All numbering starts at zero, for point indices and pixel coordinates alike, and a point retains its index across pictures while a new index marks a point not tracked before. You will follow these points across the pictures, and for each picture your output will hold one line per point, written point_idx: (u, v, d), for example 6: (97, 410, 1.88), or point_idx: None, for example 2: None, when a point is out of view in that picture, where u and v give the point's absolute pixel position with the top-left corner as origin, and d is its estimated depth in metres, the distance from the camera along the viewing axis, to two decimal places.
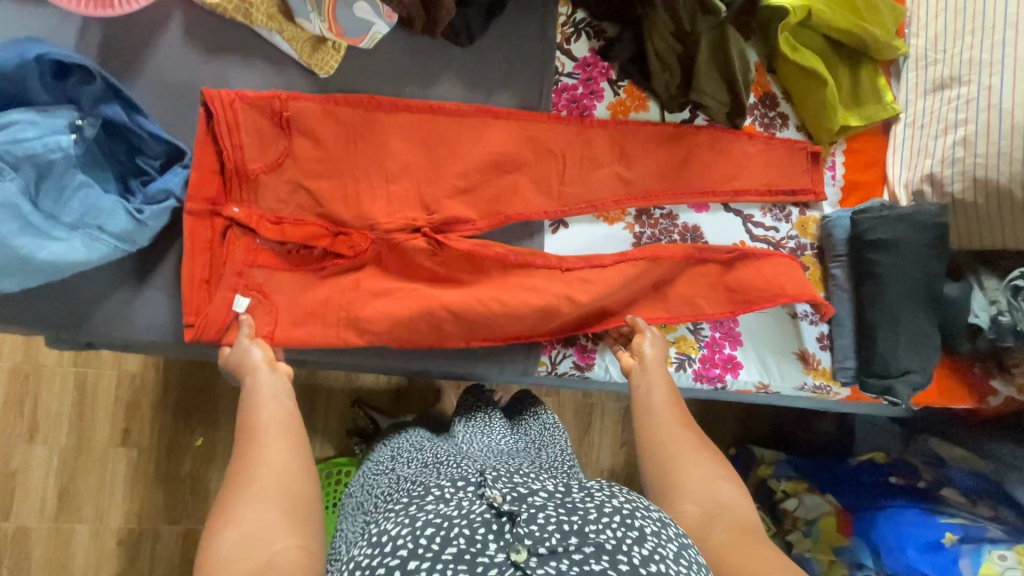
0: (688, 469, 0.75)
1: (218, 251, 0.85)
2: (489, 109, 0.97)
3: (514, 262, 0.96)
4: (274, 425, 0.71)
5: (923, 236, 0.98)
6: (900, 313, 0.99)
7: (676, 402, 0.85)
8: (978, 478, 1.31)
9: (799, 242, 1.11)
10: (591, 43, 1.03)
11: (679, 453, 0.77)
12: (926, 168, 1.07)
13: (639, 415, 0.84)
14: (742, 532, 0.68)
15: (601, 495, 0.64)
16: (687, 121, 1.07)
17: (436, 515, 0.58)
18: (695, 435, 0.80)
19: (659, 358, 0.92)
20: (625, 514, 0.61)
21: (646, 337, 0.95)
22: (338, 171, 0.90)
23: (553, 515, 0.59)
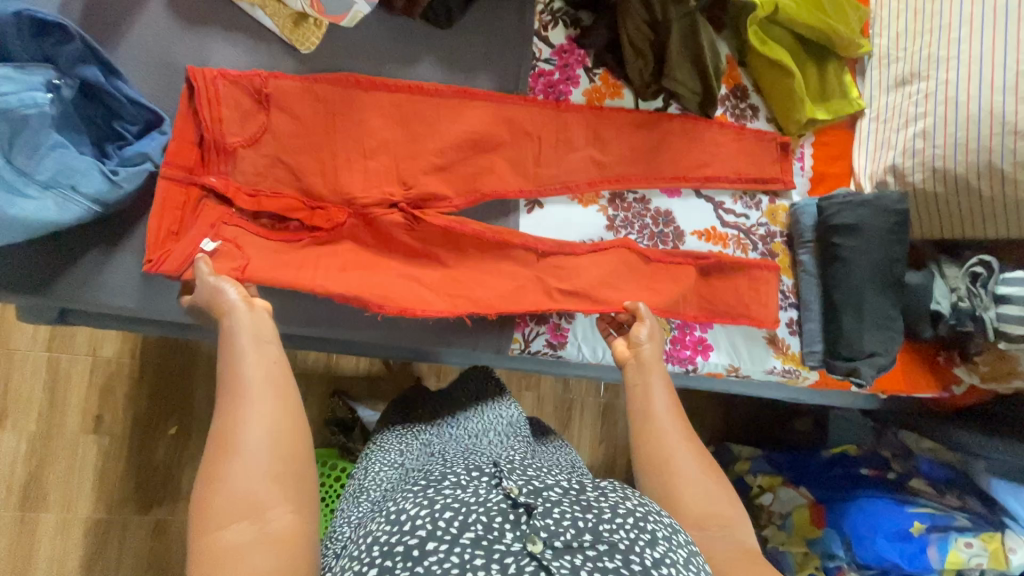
0: (693, 492, 0.73)
1: (190, 215, 0.85)
2: (467, 91, 0.99)
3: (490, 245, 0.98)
4: (266, 382, 0.67)
5: (885, 221, 1.02)
6: (863, 295, 1.02)
7: (677, 411, 0.80)
8: (945, 468, 1.35)
9: (769, 230, 1.14)
10: (568, 31, 1.06)
11: (682, 476, 0.74)
12: (890, 159, 1.11)
13: (638, 429, 0.79)
14: (748, 558, 0.70)
15: (615, 496, 0.65)
16: (660, 109, 1.10)
17: (455, 500, 0.59)
18: (698, 452, 0.77)
19: (657, 354, 0.86)
20: (638, 517, 0.62)
21: (645, 325, 0.88)
22: (315, 144, 0.91)
23: (568, 512, 0.60)
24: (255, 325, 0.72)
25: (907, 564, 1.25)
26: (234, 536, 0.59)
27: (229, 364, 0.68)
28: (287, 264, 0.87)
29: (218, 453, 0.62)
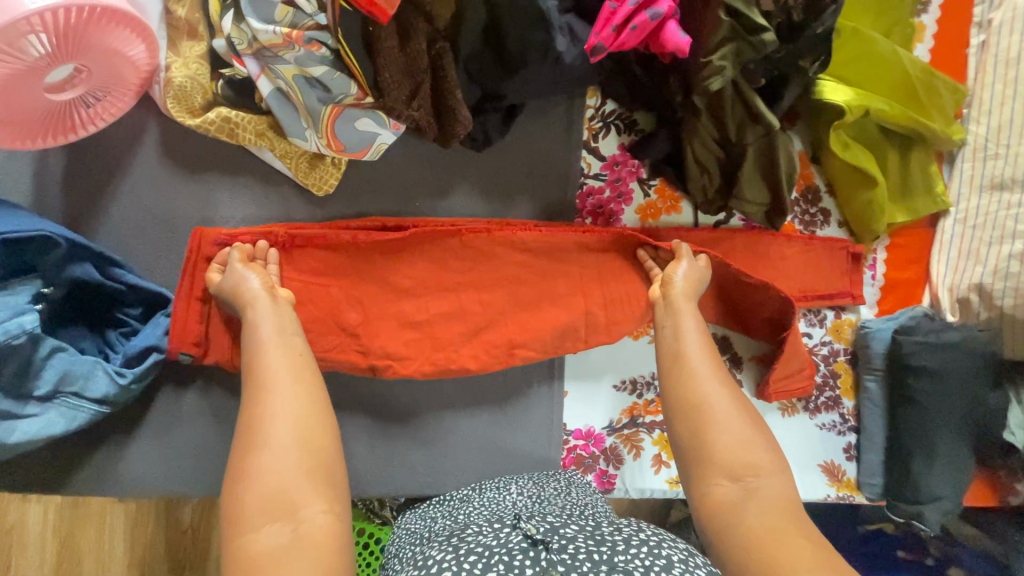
0: (724, 438, 0.68)
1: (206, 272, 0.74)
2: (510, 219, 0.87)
3: (540, 300, 0.86)
4: (286, 370, 0.64)
5: (969, 364, 0.94)
6: (935, 439, 0.95)
7: (710, 351, 0.76)
8: (986, 561, 1.30)
9: (832, 348, 1.04)
10: (621, 138, 0.92)
11: (716, 416, 0.69)
12: (976, 275, 0.99)
13: (674, 365, 0.75)
14: (782, 516, 0.61)
15: (627, 529, 0.60)
16: (722, 221, 0.99)
17: (477, 545, 0.55)
18: (735, 397, 0.71)
19: (693, 295, 0.83)
20: (653, 545, 0.56)
21: (682, 265, 0.85)
22: (332, 310, 0.79)
23: (583, 545, 0.56)
24: (281, 318, 0.69)
25: None
26: (267, 542, 0.52)
27: (255, 357, 0.65)
28: (320, 272, 0.79)
29: (246, 445, 0.58)
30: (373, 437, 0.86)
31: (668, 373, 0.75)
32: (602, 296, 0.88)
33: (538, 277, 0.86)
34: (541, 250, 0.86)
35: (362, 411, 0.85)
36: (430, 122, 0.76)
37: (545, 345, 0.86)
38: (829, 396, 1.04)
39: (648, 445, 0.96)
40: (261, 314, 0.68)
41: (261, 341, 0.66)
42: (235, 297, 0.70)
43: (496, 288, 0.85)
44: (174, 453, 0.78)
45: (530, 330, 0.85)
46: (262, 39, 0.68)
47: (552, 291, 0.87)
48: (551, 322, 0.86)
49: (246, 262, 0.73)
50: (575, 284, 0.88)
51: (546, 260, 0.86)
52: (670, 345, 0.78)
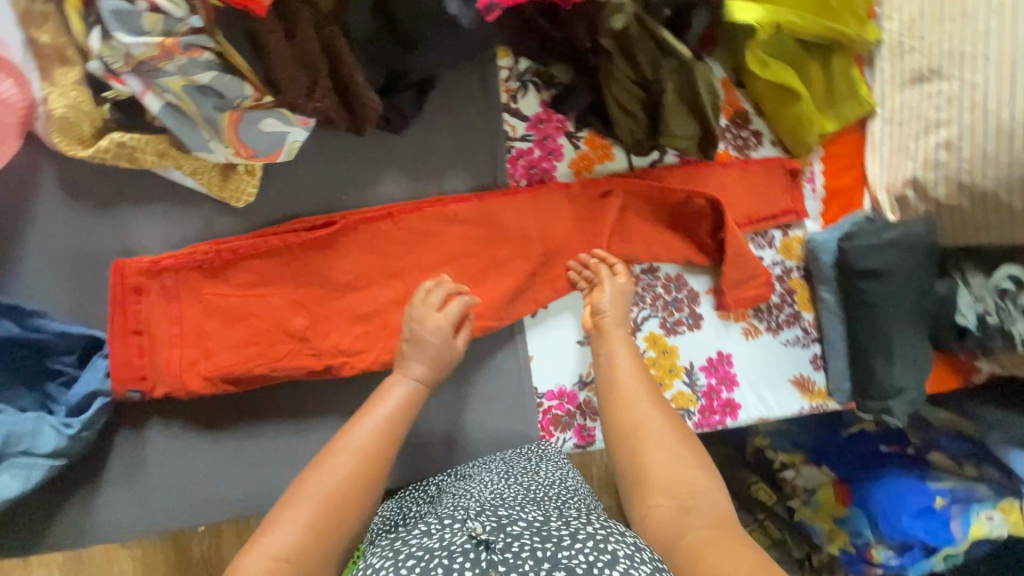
0: (658, 459, 0.70)
1: (139, 304, 0.72)
2: (439, 196, 0.86)
3: (483, 271, 0.87)
4: (381, 421, 0.70)
5: (913, 258, 0.95)
6: (892, 336, 0.97)
7: (642, 375, 0.80)
8: (963, 441, 1.37)
9: (785, 267, 1.06)
10: (541, 94, 0.91)
11: (650, 441, 0.72)
12: (909, 171, 1.01)
13: (609, 395, 0.79)
14: (719, 530, 0.62)
15: (575, 525, 0.60)
16: (657, 161, 0.98)
17: (417, 548, 0.55)
18: (669, 423, 0.74)
19: (623, 314, 0.86)
20: (599, 540, 0.56)
21: (605, 290, 0.87)
22: (276, 319, 0.77)
23: (528, 543, 0.55)
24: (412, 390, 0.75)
25: (932, 539, 1.30)
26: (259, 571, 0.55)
27: (349, 427, 0.70)
28: (258, 281, 0.77)
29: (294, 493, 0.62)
30: None
31: (607, 403, 0.79)
32: (542, 254, 0.90)
33: (479, 247, 0.87)
34: (474, 220, 0.86)
35: (331, 416, 0.83)
36: (333, 109, 0.73)
37: (498, 311, 0.87)
38: (789, 312, 1.06)
39: None
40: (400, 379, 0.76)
41: (386, 399, 0.73)
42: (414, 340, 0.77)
43: (442, 264, 0.85)
44: (146, 492, 0.77)
45: (480, 300, 0.86)
46: (137, 53, 0.64)
47: (493, 260, 0.88)
48: (498, 288, 0.87)
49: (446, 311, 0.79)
50: (517, 249, 0.89)
51: (480, 230, 0.87)
52: (602, 376, 0.82)
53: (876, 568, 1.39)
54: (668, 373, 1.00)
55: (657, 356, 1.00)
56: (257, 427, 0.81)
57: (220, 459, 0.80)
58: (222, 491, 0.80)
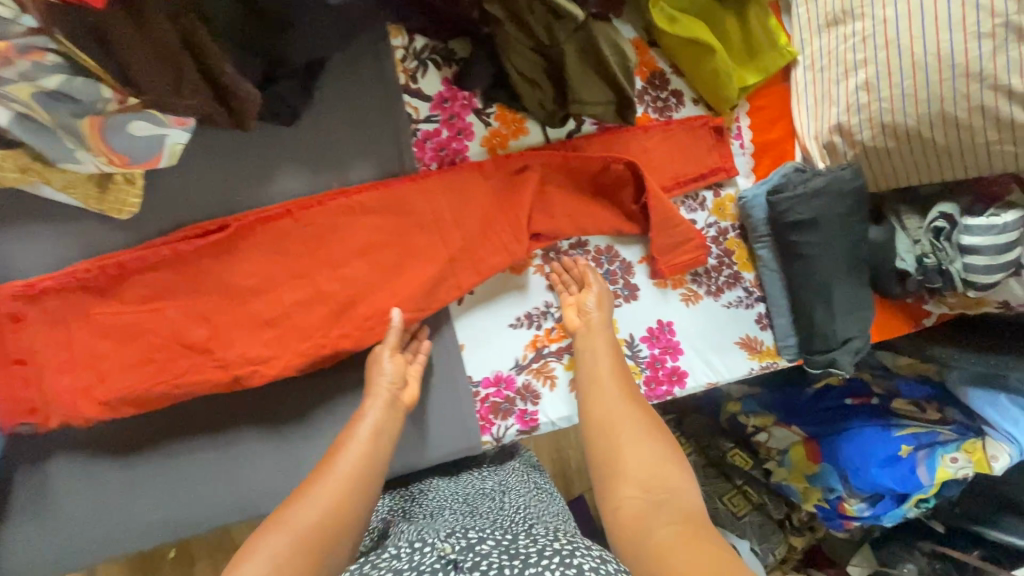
0: (636, 455, 0.68)
1: (22, 330, 0.69)
2: (343, 189, 0.82)
3: (397, 262, 0.82)
4: (359, 453, 0.68)
5: (841, 205, 0.92)
6: (831, 287, 0.95)
7: (625, 381, 0.81)
8: (923, 385, 1.38)
9: (720, 228, 1.04)
10: (442, 72, 0.87)
11: (627, 438, 0.71)
12: (833, 117, 0.99)
13: (589, 393, 0.80)
14: (685, 524, 0.59)
15: (543, 540, 0.57)
16: (574, 132, 0.95)
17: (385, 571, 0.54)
18: (648, 423, 0.73)
19: (603, 322, 0.89)
20: (565, 554, 0.54)
21: (592, 294, 0.91)
22: (173, 332, 0.74)
23: (496, 561, 0.54)
24: (383, 419, 0.75)
25: (901, 487, 1.29)
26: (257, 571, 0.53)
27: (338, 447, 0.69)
28: (150, 296, 0.73)
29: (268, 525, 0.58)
30: (273, 450, 0.81)
31: (588, 402, 0.79)
32: (461, 237, 0.85)
33: (388, 239, 0.82)
34: (383, 210, 0.82)
35: (249, 426, 0.81)
36: (214, 108, 0.70)
37: (419, 301, 0.82)
38: (728, 274, 1.04)
39: (561, 372, 0.95)
40: (370, 413, 0.75)
41: (357, 433, 0.71)
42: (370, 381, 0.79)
43: (349, 258, 0.80)
44: (59, 525, 0.74)
45: (396, 291, 0.81)
46: None
47: (408, 248, 0.83)
48: (416, 276, 0.82)
49: (394, 351, 0.80)
50: (432, 237, 0.84)
51: (389, 218, 0.82)
52: (586, 374, 0.83)
53: (854, 520, 1.39)
54: None
55: None
56: (175, 445, 0.78)
57: (138, 482, 0.76)
58: (143, 516, 0.76)
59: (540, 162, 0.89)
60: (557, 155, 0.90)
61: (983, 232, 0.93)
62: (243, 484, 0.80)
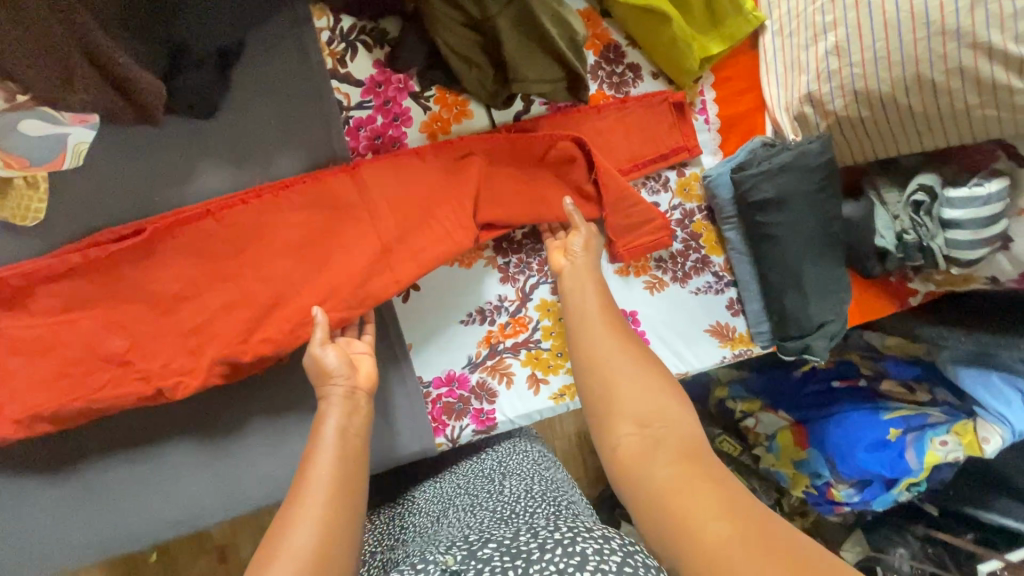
0: (631, 388, 0.61)
1: None
2: (263, 186, 0.76)
3: (325, 255, 0.76)
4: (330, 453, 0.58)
5: (809, 181, 0.86)
6: (802, 270, 0.89)
7: (610, 312, 0.73)
8: (912, 365, 1.32)
9: (685, 210, 0.98)
10: (373, 54, 0.81)
11: (621, 373, 0.63)
12: (804, 86, 0.92)
13: (578, 325, 0.72)
14: (688, 461, 0.54)
15: (543, 531, 0.53)
16: (522, 114, 0.89)
17: None
18: (637, 354, 0.66)
19: (591, 263, 0.81)
20: (567, 542, 0.49)
21: (580, 233, 0.84)
22: (90, 344, 0.70)
23: (497, 565, 0.49)
24: (353, 389, 0.67)
25: (889, 472, 1.24)
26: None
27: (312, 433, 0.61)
28: (64, 306, 0.69)
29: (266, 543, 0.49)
30: (213, 461, 0.78)
31: (577, 339, 0.71)
32: (394, 224, 0.78)
33: (318, 230, 0.76)
34: (306, 203, 0.76)
35: (184, 437, 0.77)
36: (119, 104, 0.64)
37: (350, 297, 0.75)
38: (696, 258, 0.98)
39: (518, 369, 0.91)
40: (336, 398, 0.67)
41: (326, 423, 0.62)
42: (320, 382, 0.68)
43: (277, 255, 0.75)
44: None
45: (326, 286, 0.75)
46: None
47: (339, 241, 0.76)
48: (346, 268, 0.76)
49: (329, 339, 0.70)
50: (366, 224, 0.77)
51: (314, 212, 0.77)
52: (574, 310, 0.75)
53: (844, 506, 1.34)
54: None
55: (554, 324, 0.92)
56: (106, 459, 0.75)
57: (70, 498, 0.74)
58: (75, 535, 0.74)
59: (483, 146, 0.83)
60: (498, 138, 0.84)
61: (965, 204, 0.87)
62: (181, 497, 0.77)
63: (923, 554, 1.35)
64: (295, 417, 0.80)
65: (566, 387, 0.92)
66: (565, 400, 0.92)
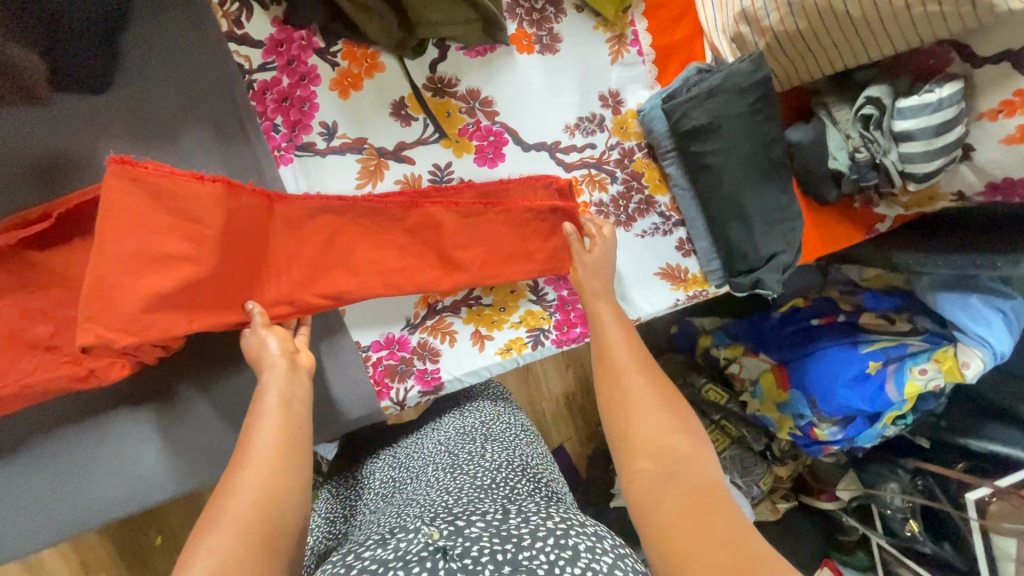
0: (647, 424, 0.62)
1: None
2: (106, 162, 0.63)
3: (131, 262, 0.64)
4: (263, 460, 0.58)
5: (740, 104, 0.82)
6: (743, 199, 0.85)
7: (635, 343, 0.72)
8: (891, 295, 1.28)
9: (624, 149, 0.94)
10: (271, 12, 0.77)
11: (637, 410, 0.63)
12: (738, 3, 0.86)
13: (603, 361, 0.70)
14: (701, 497, 0.54)
15: (535, 519, 0.56)
16: (438, 62, 0.85)
17: (372, 561, 0.51)
18: (659, 391, 0.65)
19: (603, 260, 0.83)
20: (559, 535, 0.53)
21: (600, 243, 0.85)
22: (11, 332, 0.70)
23: (487, 546, 0.51)
24: (286, 387, 0.66)
25: (869, 407, 1.20)
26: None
27: (249, 428, 0.62)
28: None
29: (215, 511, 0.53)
30: (161, 436, 0.80)
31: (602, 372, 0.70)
32: (220, 263, 0.71)
33: (139, 232, 0.65)
34: (146, 195, 0.65)
35: (127, 415, 0.78)
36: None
37: (131, 323, 0.65)
38: (639, 200, 0.95)
39: (460, 327, 0.91)
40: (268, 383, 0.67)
41: (262, 427, 0.61)
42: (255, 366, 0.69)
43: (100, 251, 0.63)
44: None
45: (102, 302, 0.63)
46: None
47: (130, 251, 0.64)
48: (131, 294, 0.64)
49: (269, 325, 0.73)
50: (194, 248, 0.68)
51: (141, 202, 0.65)
52: (595, 343, 0.74)
53: (831, 445, 1.31)
54: (511, 296, 0.93)
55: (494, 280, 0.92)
56: (48, 443, 0.76)
57: (15, 486, 0.74)
58: (24, 521, 0.75)
59: (352, 218, 0.79)
60: (368, 220, 0.80)
61: (915, 113, 0.81)
62: (131, 474, 0.79)
63: (913, 487, 1.31)
64: (244, 385, 0.82)
65: (513, 341, 0.92)
66: (512, 354, 0.92)
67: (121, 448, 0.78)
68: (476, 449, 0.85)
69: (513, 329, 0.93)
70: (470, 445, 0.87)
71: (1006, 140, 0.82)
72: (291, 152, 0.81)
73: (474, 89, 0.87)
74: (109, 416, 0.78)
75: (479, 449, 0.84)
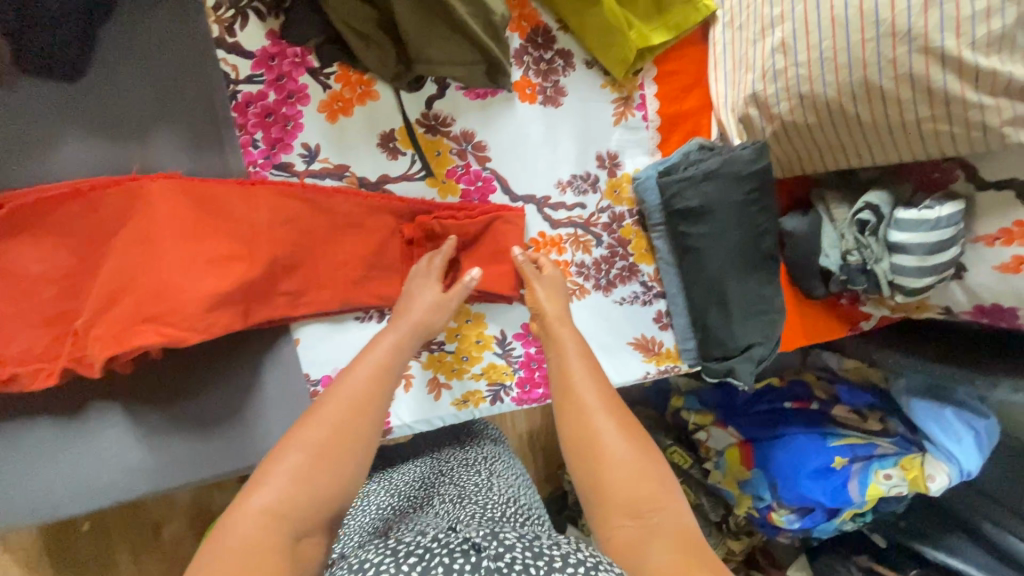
0: (620, 464, 0.60)
1: None
2: (156, 176, 0.69)
3: (191, 265, 0.69)
4: (348, 400, 0.61)
5: (737, 192, 0.80)
6: (724, 286, 0.83)
7: (605, 384, 0.69)
8: (866, 392, 1.25)
9: (614, 213, 0.92)
10: (267, 24, 0.74)
11: (608, 447, 0.61)
12: (750, 85, 0.83)
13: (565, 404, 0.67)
14: (682, 550, 0.52)
15: (566, 546, 0.49)
16: (434, 98, 0.82)
17: (417, 548, 0.46)
18: (630, 431, 0.63)
19: (553, 287, 0.81)
20: (591, 565, 0.46)
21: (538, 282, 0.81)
22: None
23: (521, 557, 0.45)
24: (389, 357, 0.67)
25: (830, 501, 1.16)
26: (248, 528, 0.50)
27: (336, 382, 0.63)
28: None
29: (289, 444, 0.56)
30: (79, 450, 0.74)
31: (568, 413, 0.66)
32: (270, 263, 0.74)
33: (190, 235, 0.69)
34: (190, 204, 0.70)
35: (48, 424, 0.73)
36: None
37: (195, 321, 0.68)
38: (622, 266, 0.92)
39: (418, 371, 0.87)
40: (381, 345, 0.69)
41: (355, 381, 0.63)
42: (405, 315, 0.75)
43: (153, 260, 0.68)
44: None
45: (167, 305, 0.67)
46: None
47: (185, 254, 0.69)
48: (193, 294, 0.68)
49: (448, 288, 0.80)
50: (242, 248, 0.73)
51: (188, 210, 0.70)
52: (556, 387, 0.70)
53: (786, 531, 1.28)
54: (476, 346, 0.89)
55: (460, 327, 0.88)
56: None
57: None
58: None
59: (326, 249, 0.79)
60: (347, 253, 0.80)
61: (911, 227, 0.79)
62: (40, 488, 0.72)
63: None
64: (181, 404, 0.78)
65: (471, 393, 0.89)
66: (468, 407, 0.89)
67: (33, 459, 0.72)
68: (492, 489, 0.79)
69: (472, 380, 0.90)
70: (482, 482, 0.81)
71: (999, 268, 0.80)
72: (267, 170, 0.78)
73: (468, 131, 0.85)
74: (24, 424, 0.72)
75: (496, 489, 0.79)
